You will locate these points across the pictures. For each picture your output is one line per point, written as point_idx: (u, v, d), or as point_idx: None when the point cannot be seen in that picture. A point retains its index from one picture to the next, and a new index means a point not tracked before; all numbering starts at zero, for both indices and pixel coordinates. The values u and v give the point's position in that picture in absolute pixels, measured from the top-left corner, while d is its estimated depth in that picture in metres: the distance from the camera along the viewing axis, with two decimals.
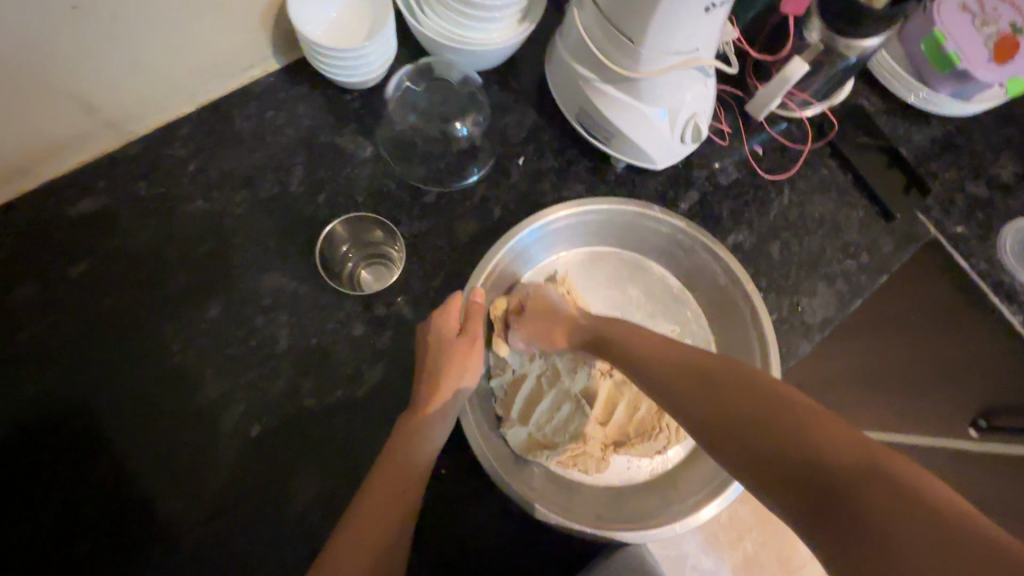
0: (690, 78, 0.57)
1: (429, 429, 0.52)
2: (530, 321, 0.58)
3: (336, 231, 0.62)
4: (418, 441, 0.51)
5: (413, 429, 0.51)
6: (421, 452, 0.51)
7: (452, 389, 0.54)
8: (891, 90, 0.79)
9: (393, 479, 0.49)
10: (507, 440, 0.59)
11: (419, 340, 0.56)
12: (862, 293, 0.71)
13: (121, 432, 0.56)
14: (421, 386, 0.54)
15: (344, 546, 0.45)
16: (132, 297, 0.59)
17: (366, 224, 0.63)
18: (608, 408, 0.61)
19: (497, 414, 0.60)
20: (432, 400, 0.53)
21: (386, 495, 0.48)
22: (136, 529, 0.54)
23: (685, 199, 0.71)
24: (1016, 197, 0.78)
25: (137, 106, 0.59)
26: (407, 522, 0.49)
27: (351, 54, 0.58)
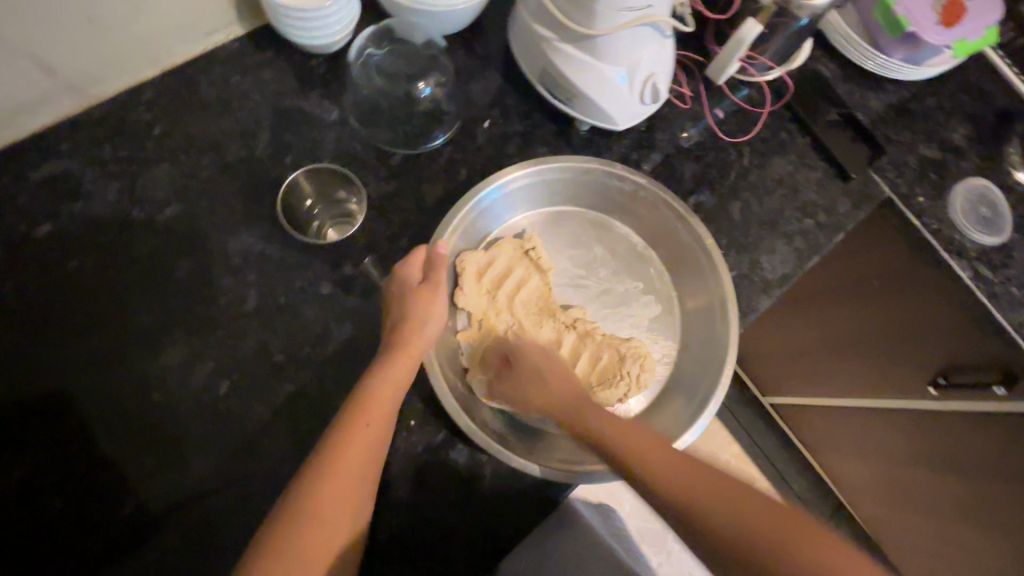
0: (646, 35, 0.58)
1: (395, 373, 0.53)
2: (517, 380, 0.59)
3: (300, 183, 0.63)
4: (384, 384, 0.52)
5: (378, 374, 0.53)
6: (387, 395, 0.52)
7: (420, 335, 0.56)
8: (848, 56, 0.81)
9: (360, 419, 0.50)
10: (472, 389, 0.61)
11: (386, 290, 0.58)
12: (819, 251, 0.73)
13: (90, 392, 0.57)
14: (389, 332, 0.56)
15: (315, 478, 0.47)
16: (99, 261, 0.59)
17: (329, 175, 0.63)
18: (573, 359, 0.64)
19: (465, 365, 0.62)
20: (399, 346, 0.54)
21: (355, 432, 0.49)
22: (107, 486, 0.55)
23: (648, 162, 0.72)
24: (966, 159, 0.81)
25: (98, 70, 0.59)
26: (377, 458, 0.51)
27: (311, 13, 0.58)
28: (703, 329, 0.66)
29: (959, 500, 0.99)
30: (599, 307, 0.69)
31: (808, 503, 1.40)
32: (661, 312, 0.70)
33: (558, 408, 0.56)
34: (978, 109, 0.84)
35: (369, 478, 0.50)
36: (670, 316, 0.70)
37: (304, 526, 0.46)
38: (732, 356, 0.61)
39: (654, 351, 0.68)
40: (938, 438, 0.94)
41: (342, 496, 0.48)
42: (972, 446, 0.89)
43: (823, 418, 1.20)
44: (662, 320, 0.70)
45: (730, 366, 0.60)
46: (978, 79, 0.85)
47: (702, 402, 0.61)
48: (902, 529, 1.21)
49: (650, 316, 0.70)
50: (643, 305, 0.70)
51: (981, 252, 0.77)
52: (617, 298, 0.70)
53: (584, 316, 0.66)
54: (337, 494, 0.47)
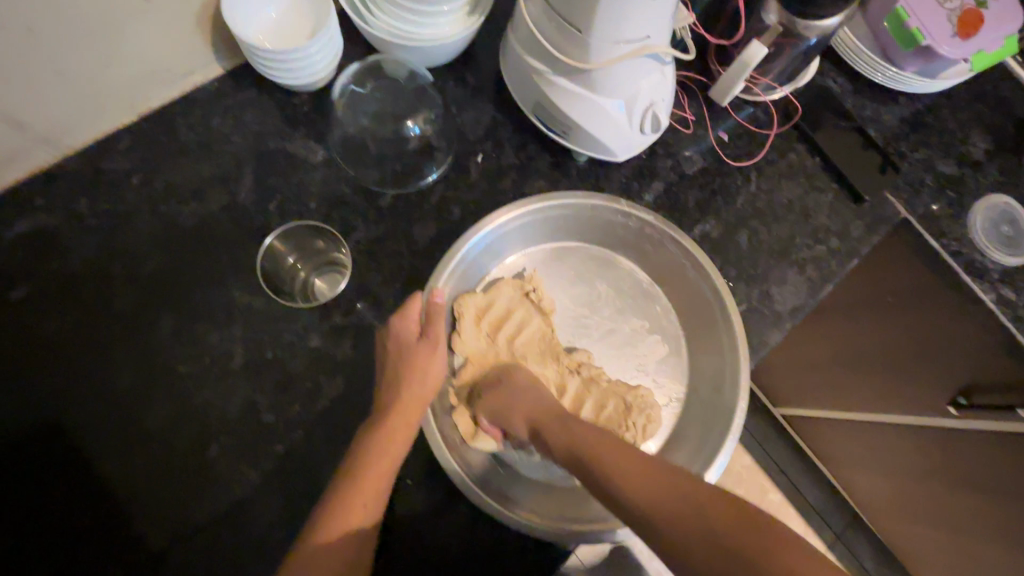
0: (645, 66, 0.55)
1: (389, 437, 0.50)
2: (500, 397, 0.55)
3: (275, 252, 0.61)
4: (377, 452, 0.49)
5: (373, 440, 0.50)
6: (380, 464, 0.49)
7: (415, 397, 0.53)
8: (857, 69, 0.77)
9: (354, 493, 0.48)
10: (467, 437, 0.57)
11: (380, 341, 0.55)
12: (833, 278, 0.70)
13: (73, 457, 0.54)
14: (382, 394, 0.53)
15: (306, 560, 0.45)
16: (78, 318, 0.57)
17: (298, 234, 0.61)
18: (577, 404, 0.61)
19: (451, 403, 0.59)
20: (393, 407, 0.52)
21: (351, 508, 0.47)
22: (92, 557, 0.53)
23: (651, 191, 0.69)
24: (986, 174, 0.77)
25: (72, 120, 0.56)
26: (371, 535, 0.48)
27: (293, 53, 0.55)
28: (713, 373, 0.63)
29: (982, 521, 0.95)
30: (604, 348, 0.66)
31: (823, 514, 1.38)
32: (669, 352, 0.67)
33: (536, 417, 0.54)
34: (997, 120, 0.80)
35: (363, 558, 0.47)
36: (677, 355, 0.67)
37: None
38: (745, 399, 0.58)
39: (660, 395, 0.65)
40: (961, 461, 0.90)
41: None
42: (996, 469, 0.85)
43: (838, 434, 1.17)
44: (669, 360, 0.67)
45: (742, 412, 0.58)
46: (996, 88, 0.81)
47: (716, 444, 0.58)
48: (921, 545, 1.18)
49: (657, 356, 0.67)
50: (650, 344, 0.67)
51: (1004, 273, 0.73)
52: (623, 338, 0.67)
53: (587, 358, 0.63)
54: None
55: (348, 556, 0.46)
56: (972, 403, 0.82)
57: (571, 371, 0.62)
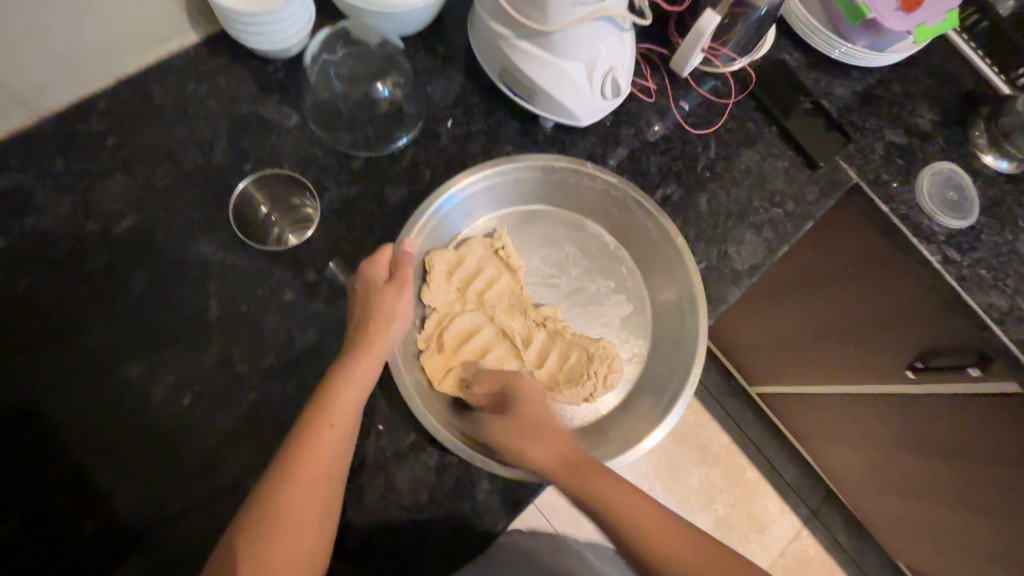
0: (603, 31, 0.58)
1: (357, 372, 0.53)
2: (512, 419, 0.56)
3: (249, 190, 0.62)
4: (346, 386, 0.52)
5: (342, 375, 0.53)
6: (348, 397, 0.51)
7: (382, 336, 0.55)
8: (813, 45, 0.81)
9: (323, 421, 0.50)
10: (431, 380, 0.61)
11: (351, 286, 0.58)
12: (788, 240, 0.73)
13: (49, 409, 0.56)
14: (354, 331, 0.55)
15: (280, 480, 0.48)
16: (54, 275, 0.59)
17: (276, 179, 0.62)
18: (541, 358, 0.64)
19: (420, 347, 0.62)
20: (362, 346, 0.54)
21: (320, 435, 0.49)
22: (67, 503, 0.54)
23: (614, 156, 0.72)
24: (932, 143, 0.82)
25: (47, 82, 0.58)
26: (342, 460, 0.50)
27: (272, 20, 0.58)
28: (674, 329, 0.66)
29: (942, 480, 0.99)
30: (570, 306, 0.69)
31: (798, 490, 1.40)
32: (633, 311, 0.70)
33: (552, 463, 0.54)
34: (944, 93, 0.85)
35: (336, 479, 0.50)
36: (641, 314, 0.70)
37: (270, 534, 0.47)
38: (700, 358, 0.61)
39: (624, 351, 0.68)
40: (921, 421, 0.95)
41: (305, 504, 0.48)
42: (951, 426, 0.90)
43: (806, 405, 1.21)
44: (633, 318, 0.70)
45: (696, 371, 0.60)
46: (943, 63, 0.86)
47: (672, 397, 0.61)
48: (887, 510, 1.23)
49: (621, 316, 0.70)
50: (615, 304, 0.70)
51: (949, 235, 0.77)
52: (589, 297, 0.69)
53: (554, 315, 0.66)
54: (299, 501, 0.48)
55: (319, 478, 0.49)
56: (927, 366, 0.87)
57: (538, 326, 0.65)
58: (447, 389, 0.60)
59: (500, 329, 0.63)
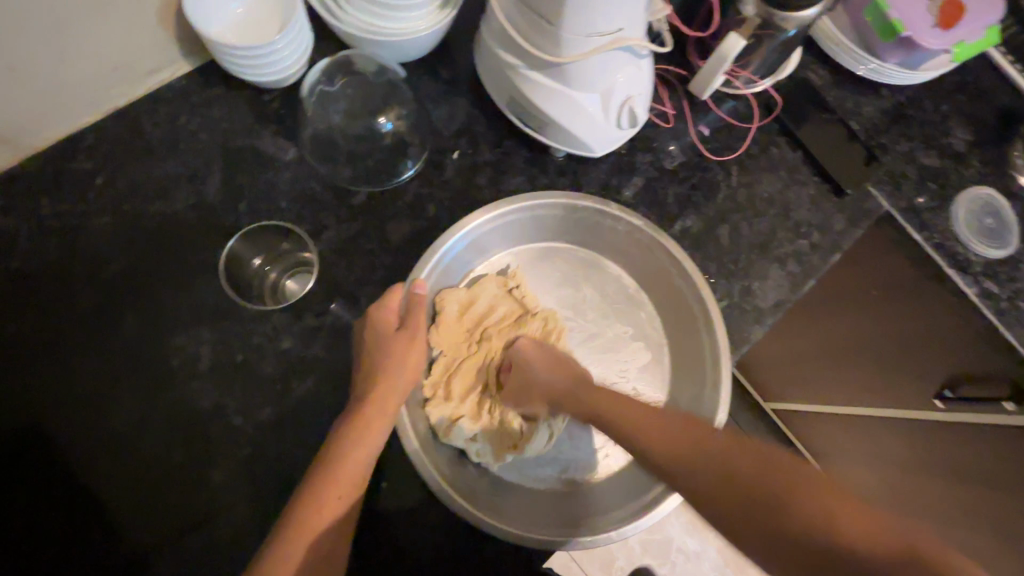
0: (620, 59, 0.54)
1: (371, 415, 0.50)
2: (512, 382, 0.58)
3: (239, 246, 0.59)
4: (360, 428, 0.49)
5: (357, 417, 0.50)
6: (363, 440, 0.49)
7: (394, 380, 0.52)
8: (840, 62, 0.76)
9: (336, 470, 0.47)
10: (432, 424, 0.57)
11: (358, 330, 0.55)
12: (814, 273, 0.69)
13: (37, 463, 0.53)
14: (359, 380, 0.52)
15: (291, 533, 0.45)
16: (41, 320, 0.56)
17: (266, 230, 0.59)
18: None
19: (425, 395, 0.58)
20: (374, 388, 0.51)
21: (326, 495, 0.46)
22: (54, 565, 0.51)
23: (630, 186, 0.68)
24: (968, 166, 0.77)
25: (32, 120, 0.55)
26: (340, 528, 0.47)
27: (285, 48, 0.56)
28: (693, 383, 0.62)
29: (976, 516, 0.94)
30: (585, 351, 0.65)
31: None
32: (651, 359, 0.66)
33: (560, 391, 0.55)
34: (980, 112, 0.80)
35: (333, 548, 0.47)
36: (660, 364, 0.66)
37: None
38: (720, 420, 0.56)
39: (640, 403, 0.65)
40: (954, 455, 0.89)
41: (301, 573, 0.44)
42: (988, 463, 0.84)
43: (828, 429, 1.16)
44: (652, 367, 0.66)
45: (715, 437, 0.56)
46: (978, 79, 0.81)
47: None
48: None
49: (640, 364, 0.66)
50: (633, 352, 0.66)
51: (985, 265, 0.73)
52: (606, 343, 0.66)
53: (555, 315, 0.64)
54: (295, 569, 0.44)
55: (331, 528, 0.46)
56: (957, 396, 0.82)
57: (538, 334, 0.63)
58: (453, 439, 0.56)
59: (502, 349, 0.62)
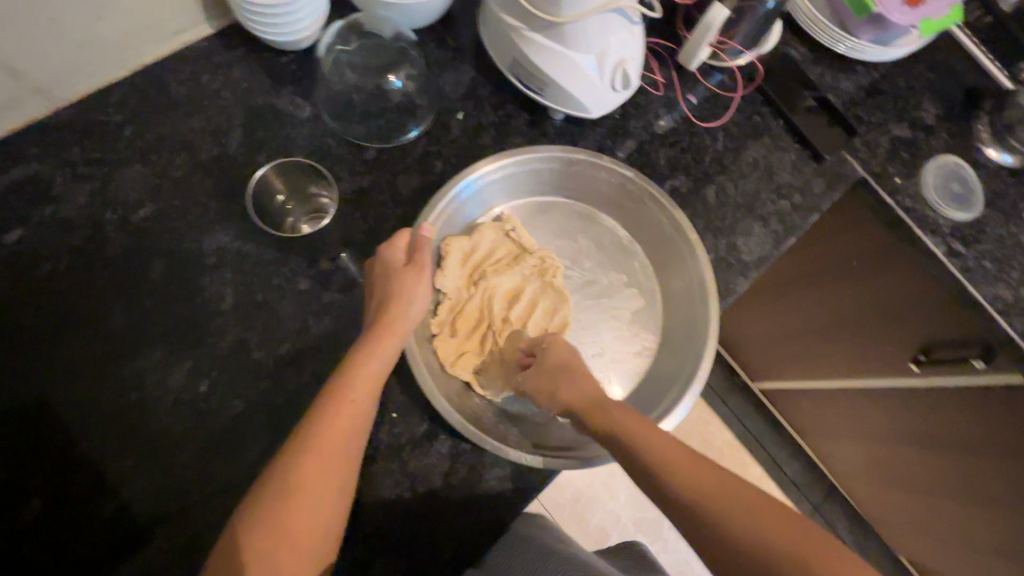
0: (614, 22, 0.59)
1: (380, 345, 0.53)
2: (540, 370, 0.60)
3: (270, 177, 0.62)
4: (368, 357, 0.52)
5: (365, 348, 0.53)
6: (371, 369, 0.52)
7: (401, 315, 0.55)
8: (818, 39, 0.82)
9: (345, 393, 0.50)
10: (438, 353, 0.62)
11: (368, 270, 0.59)
12: (795, 232, 0.74)
13: (68, 393, 0.56)
14: (371, 311, 0.56)
15: (303, 451, 0.47)
16: (72, 263, 0.59)
17: (298, 169, 0.63)
18: (533, 303, 0.66)
19: (432, 331, 0.63)
20: (382, 322, 0.55)
21: (336, 418, 0.49)
22: (85, 487, 0.55)
23: (623, 149, 0.73)
24: (936, 137, 0.83)
25: (67, 74, 0.59)
26: (361, 429, 0.50)
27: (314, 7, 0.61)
28: (684, 324, 0.67)
29: (949, 475, 0.99)
30: (581, 298, 0.69)
31: (801, 487, 1.40)
32: (644, 304, 0.70)
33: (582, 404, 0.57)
34: (947, 87, 0.86)
35: (356, 442, 0.50)
36: (652, 309, 0.70)
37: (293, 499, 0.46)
38: (711, 348, 0.61)
39: (634, 344, 0.69)
40: (928, 413, 0.94)
41: (326, 462, 0.47)
42: (961, 420, 0.89)
43: (811, 401, 1.21)
44: (644, 312, 0.70)
45: (703, 370, 0.60)
46: (945, 57, 0.87)
47: (672, 400, 0.61)
48: (891, 505, 1.23)
49: (632, 309, 0.70)
50: (626, 298, 0.70)
51: (953, 227, 0.78)
52: (601, 289, 0.70)
53: (551, 255, 0.68)
54: (320, 459, 0.47)
55: (341, 448, 0.48)
56: (930, 358, 0.87)
57: (533, 272, 0.67)
58: (459, 371, 0.61)
59: (502, 285, 0.65)
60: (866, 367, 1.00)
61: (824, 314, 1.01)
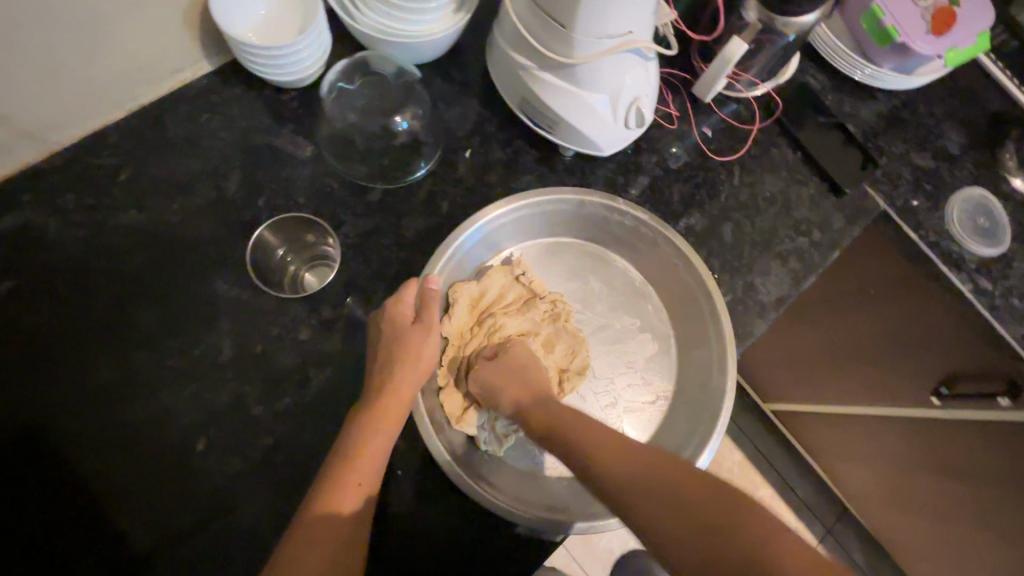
0: (628, 61, 0.56)
1: (385, 415, 0.51)
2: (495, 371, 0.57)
3: (266, 236, 0.60)
4: (375, 427, 0.50)
5: (371, 416, 0.51)
6: (377, 441, 0.50)
7: (406, 381, 0.54)
8: (838, 68, 0.79)
9: (349, 471, 0.48)
10: (445, 408, 0.59)
11: (373, 327, 0.56)
12: (814, 270, 0.71)
13: (60, 451, 0.54)
14: (376, 377, 0.54)
15: (307, 534, 0.45)
16: (64, 313, 0.57)
17: (293, 223, 0.61)
18: (548, 349, 0.63)
19: (440, 384, 0.60)
20: (388, 390, 0.53)
21: (340, 497, 0.47)
22: (74, 554, 0.52)
23: (636, 186, 0.70)
24: (961, 168, 0.80)
25: (60, 116, 0.57)
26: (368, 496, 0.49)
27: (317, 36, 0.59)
28: (701, 371, 0.64)
29: (970, 512, 0.96)
30: (594, 343, 0.67)
31: (814, 514, 1.36)
32: (659, 351, 0.68)
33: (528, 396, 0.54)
34: (971, 115, 0.83)
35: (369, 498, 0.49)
36: (667, 355, 0.68)
37: (316, 555, 0.44)
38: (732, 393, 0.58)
39: (649, 391, 0.66)
40: (949, 451, 0.91)
41: (338, 534, 0.46)
42: (986, 461, 0.86)
43: (827, 430, 1.18)
44: (658, 359, 0.68)
45: (727, 414, 0.58)
46: (969, 84, 0.84)
47: (693, 455, 0.58)
48: (910, 537, 1.19)
49: (647, 355, 0.67)
50: (640, 343, 0.68)
51: (979, 264, 0.75)
52: (615, 335, 0.67)
53: (562, 298, 0.66)
54: (331, 532, 0.45)
55: (344, 529, 0.46)
56: (953, 393, 0.84)
57: (546, 317, 0.64)
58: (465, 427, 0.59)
59: (513, 331, 0.63)
60: (885, 399, 0.97)
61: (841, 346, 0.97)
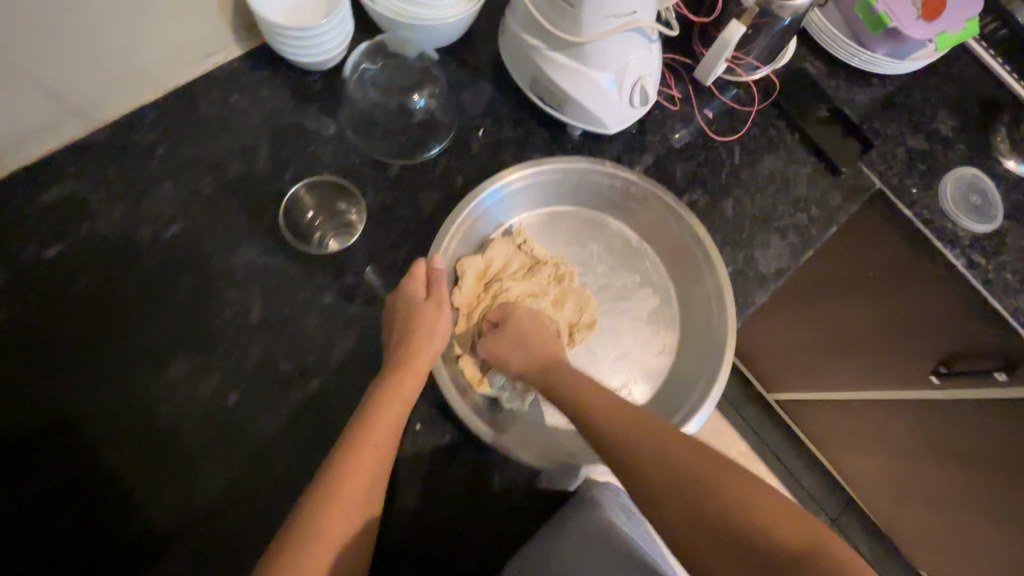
0: (632, 40, 0.60)
1: (402, 387, 0.54)
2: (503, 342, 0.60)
3: (301, 195, 0.65)
4: (392, 399, 0.53)
5: (388, 387, 0.54)
6: (393, 413, 0.52)
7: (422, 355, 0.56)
8: (834, 54, 0.82)
9: (367, 439, 0.50)
10: (461, 370, 0.63)
11: (388, 304, 0.60)
12: (812, 244, 0.74)
13: (101, 405, 0.58)
14: (393, 353, 0.56)
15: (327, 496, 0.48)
16: (105, 277, 0.61)
17: (327, 187, 0.66)
18: (558, 307, 0.68)
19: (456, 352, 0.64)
20: (404, 364, 0.55)
21: (358, 464, 0.49)
22: (118, 499, 0.56)
23: (640, 164, 0.74)
24: (954, 149, 0.83)
25: (104, 95, 0.61)
26: (385, 465, 0.51)
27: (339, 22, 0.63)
28: (703, 317, 0.67)
29: (970, 494, 0.98)
30: (598, 302, 0.70)
31: (819, 501, 1.38)
32: (659, 302, 0.71)
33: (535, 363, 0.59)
34: (963, 99, 0.86)
35: (383, 466, 0.51)
36: (667, 308, 0.71)
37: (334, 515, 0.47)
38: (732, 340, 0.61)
39: (655, 344, 0.70)
40: (948, 430, 0.93)
41: (354, 499, 0.48)
42: (986, 438, 0.88)
43: (829, 414, 1.19)
44: (660, 311, 0.71)
45: (729, 356, 0.61)
46: (962, 70, 0.87)
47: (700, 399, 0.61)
48: (912, 521, 1.21)
49: (647, 310, 0.71)
50: (642, 298, 0.71)
51: (973, 240, 0.78)
52: (616, 293, 0.71)
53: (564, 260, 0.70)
54: (348, 497, 0.48)
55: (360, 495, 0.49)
56: (950, 371, 0.87)
57: (551, 281, 0.68)
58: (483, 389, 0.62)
59: (521, 294, 0.66)
60: (885, 380, 0.99)
61: (841, 326, 1.00)
